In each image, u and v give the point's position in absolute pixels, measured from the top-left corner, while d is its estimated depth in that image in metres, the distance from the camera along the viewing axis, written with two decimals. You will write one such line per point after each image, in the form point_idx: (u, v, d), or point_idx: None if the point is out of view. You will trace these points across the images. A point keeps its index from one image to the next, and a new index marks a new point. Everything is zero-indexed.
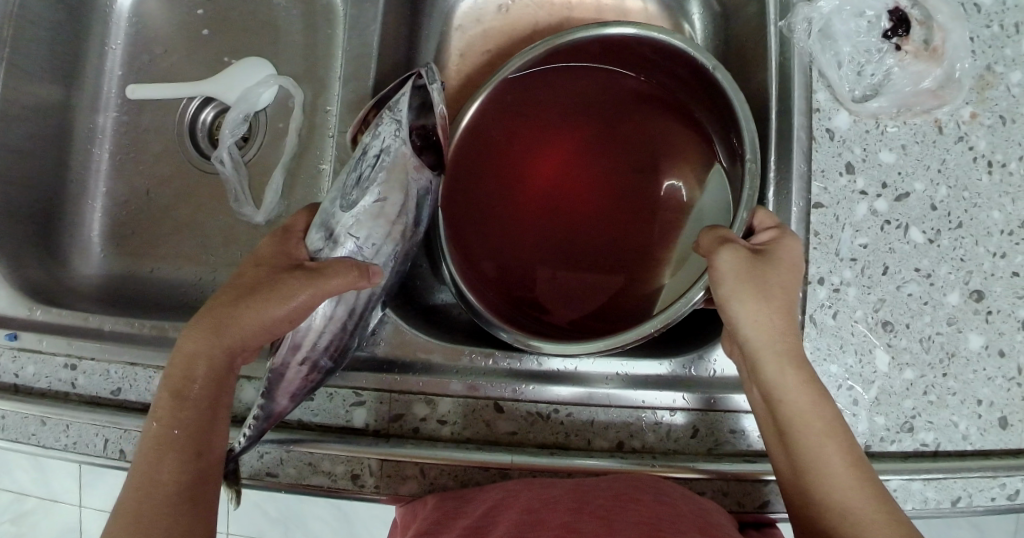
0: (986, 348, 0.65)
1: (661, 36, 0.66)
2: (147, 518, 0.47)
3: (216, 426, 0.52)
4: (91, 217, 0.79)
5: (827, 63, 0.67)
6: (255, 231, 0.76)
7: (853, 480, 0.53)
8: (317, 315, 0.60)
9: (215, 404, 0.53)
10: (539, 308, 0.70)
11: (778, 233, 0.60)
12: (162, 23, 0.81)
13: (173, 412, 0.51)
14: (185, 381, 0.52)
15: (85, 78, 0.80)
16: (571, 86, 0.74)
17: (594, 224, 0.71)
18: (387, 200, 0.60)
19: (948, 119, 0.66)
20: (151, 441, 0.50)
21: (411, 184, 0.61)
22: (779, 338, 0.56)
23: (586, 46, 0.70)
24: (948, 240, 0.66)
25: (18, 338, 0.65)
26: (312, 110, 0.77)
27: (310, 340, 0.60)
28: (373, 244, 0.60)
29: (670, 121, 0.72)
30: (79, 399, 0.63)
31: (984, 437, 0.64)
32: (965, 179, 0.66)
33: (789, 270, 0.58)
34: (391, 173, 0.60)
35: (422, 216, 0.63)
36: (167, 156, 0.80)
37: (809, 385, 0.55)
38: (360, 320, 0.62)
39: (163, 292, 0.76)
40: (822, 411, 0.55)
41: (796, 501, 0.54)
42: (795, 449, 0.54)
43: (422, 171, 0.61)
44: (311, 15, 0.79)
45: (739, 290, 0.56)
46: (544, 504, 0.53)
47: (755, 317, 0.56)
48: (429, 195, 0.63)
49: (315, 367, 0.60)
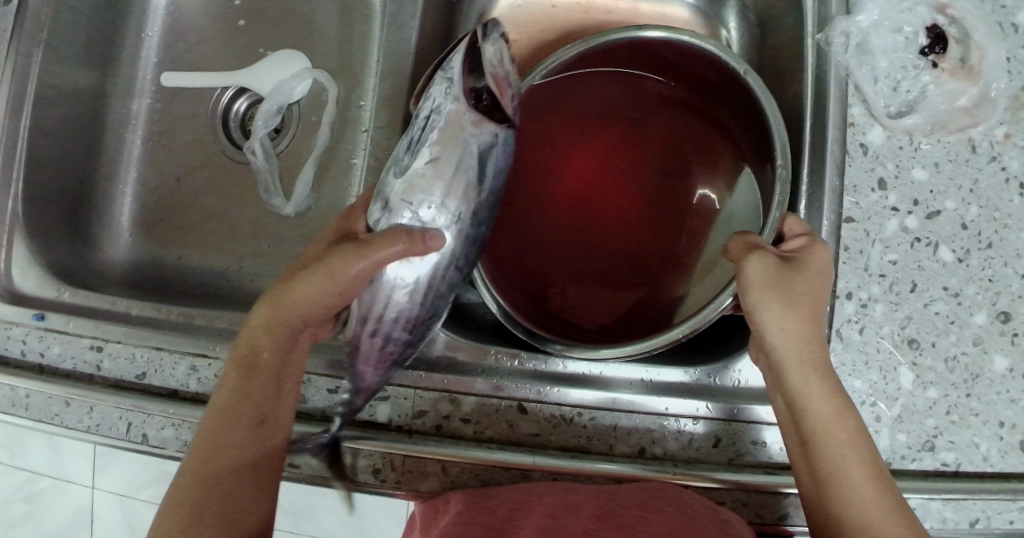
0: (1011, 371, 0.65)
1: (692, 39, 0.65)
2: (213, 476, 0.51)
3: (280, 396, 0.56)
4: (120, 201, 0.80)
5: (863, 78, 0.67)
6: (283, 222, 0.76)
7: (874, 493, 0.53)
8: (383, 287, 0.58)
9: (281, 376, 0.56)
10: (565, 310, 0.70)
11: (808, 241, 0.59)
12: (198, 10, 0.82)
13: (241, 380, 0.55)
14: (253, 351, 0.56)
15: (119, 62, 0.80)
16: (600, 89, 0.74)
17: (622, 228, 0.72)
18: (441, 161, 0.52)
19: (982, 138, 0.66)
20: (220, 405, 0.54)
21: (469, 142, 0.52)
22: (805, 347, 0.56)
23: (616, 50, 0.70)
24: (977, 260, 0.65)
25: (45, 319, 0.65)
26: (344, 104, 0.78)
27: (377, 312, 0.58)
28: (429, 210, 0.54)
29: (698, 128, 0.73)
30: (104, 381, 0.63)
31: (1005, 460, 0.64)
32: (997, 200, 0.66)
33: (818, 279, 0.58)
34: (445, 132, 0.52)
35: (492, 174, 0.55)
36: (198, 143, 0.80)
37: (833, 395, 0.55)
38: (432, 293, 0.58)
39: (187, 278, 0.76)
40: (845, 421, 0.54)
41: (815, 512, 0.54)
42: (816, 459, 0.54)
43: (481, 125, 0.52)
44: (346, 9, 0.79)
45: (767, 297, 0.56)
46: (566, 510, 0.54)
47: (782, 325, 0.56)
48: (497, 148, 0.54)
49: (387, 338, 0.59)
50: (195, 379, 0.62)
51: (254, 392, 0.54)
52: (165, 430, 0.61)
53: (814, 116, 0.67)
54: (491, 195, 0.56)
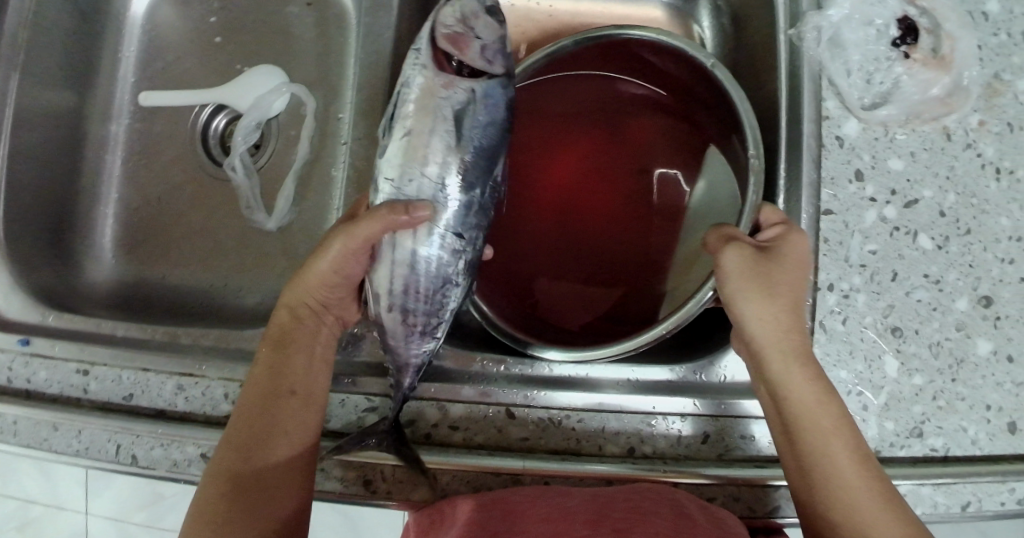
0: (995, 354, 0.65)
1: (663, 37, 0.66)
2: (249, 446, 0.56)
3: (311, 368, 0.59)
4: (102, 221, 0.79)
5: (837, 72, 0.68)
6: (266, 237, 0.77)
7: (860, 476, 0.53)
8: (388, 265, 0.58)
9: (312, 351, 0.60)
10: (551, 313, 0.71)
11: (785, 229, 0.60)
12: (174, 29, 0.82)
13: (273, 355, 0.59)
14: (285, 328, 0.61)
15: (97, 83, 0.80)
16: (578, 92, 0.74)
17: (604, 229, 0.72)
18: (417, 128, 0.54)
19: (956, 126, 0.67)
20: (258, 379, 0.58)
21: (442, 105, 0.54)
22: (785, 335, 0.56)
23: (588, 53, 0.70)
24: (957, 246, 0.66)
25: (30, 344, 0.64)
26: (323, 117, 0.78)
27: (387, 289, 0.59)
28: (411, 180, 0.55)
29: (675, 127, 0.73)
30: (92, 404, 0.63)
31: (993, 442, 0.64)
32: (973, 187, 0.66)
33: (794, 267, 0.58)
34: (417, 101, 0.54)
35: (474, 134, 0.55)
36: (178, 162, 0.80)
37: (815, 381, 0.56)
38: (437, 261, 0.58)
39: (174, 297, 0.76)
40: (829, 406, 0.55)
41: (804, 499, 0.55)
42: (801, 447, 0.55)
43: (452, 87, 0.55)
44: (323, 24, 0.80)
45: (744, 288, 0.57)
46: (562, 515, 0.54)
47: (761, 315, 0.56)
48: (473, 105, 0.55)
49: (404, 311, 0.59)
50: (184, 398, 0.62)
51: (285, 399, 0.57)
52: (154, 450, 0.60)
53: (790, 110, 0.68)
54: (481, 156, 0.56)
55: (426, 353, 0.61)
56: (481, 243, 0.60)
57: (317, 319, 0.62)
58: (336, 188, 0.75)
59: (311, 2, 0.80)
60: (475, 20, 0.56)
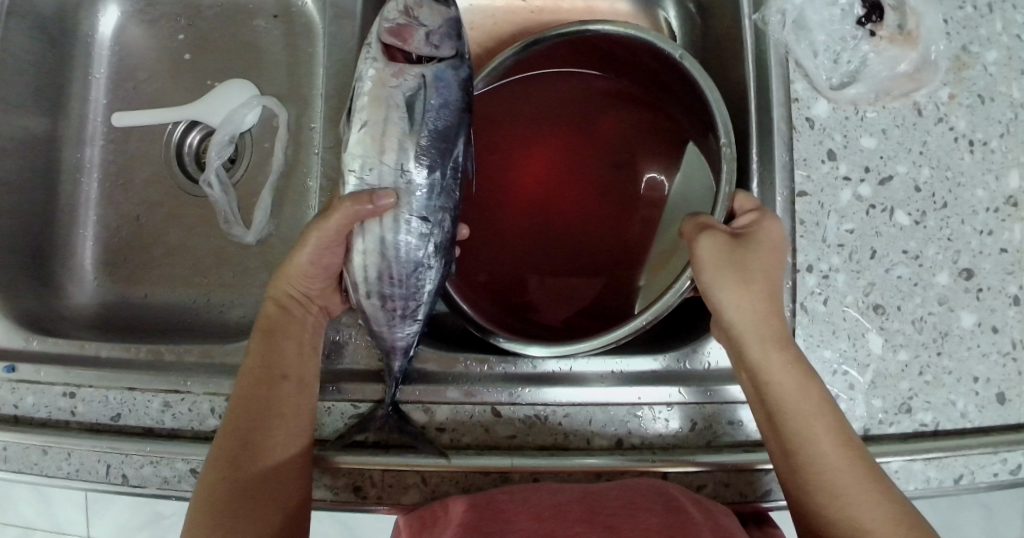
0: (979, 326, 0.65)
1: (630, 32, 0.66)
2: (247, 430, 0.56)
3: (302, 357, 0.61)
4: (83, 244, 0.79)
5: (803, 53, 0.68)
6: (246, 251, 0.77)
7: (845, 460, 0.53)
8: (360, 256, 0.62)
9: (301, 340, 0.62)
10: (533, 311, 0.71)
11: (759, 216, 0.60)
12: (145, 49, 0.82)
13: (262, 345, 0.61)
14: (273, 318, 0.62)
15: (70, 107, 0.80)
16: (551, 89, 0.74)
17: (582, 225, 0.72)
18: (373, 117, 0.59)
19: (927, 101, 0.67)
20: (251, 368, 0.60)
21: (394, 92, 0.59)
22: (762, 321, 0.57)
23: (558, 49, 0.70)
24: (934, 221, 0.66)
25: (15, 369, 0.65)
26: (297, 128, 0.79)
27: (362, 278, 0.62)
28: (372, 167, 0.59)
29: (648, 118, 0.73)
30: (79, 426, 0.63)
31: (982, 414, 0.64)
32: (948, 159, 0.67)
33: (769, 252, 0.58)
34: (371, 92, 0.59)
35: (428, 116, 0.60)
36: (156, 181, 0.81)
37: (794, 365, 0.56)
38: (406, 246, 0.62)
39: (160, 316, 0.77)
40: (810, 390, 0.55)
41: (790, 484, 0.55)
42: (785, 432, 0.55)
43: (402, 75, 0.60)
44: (291, 36, 0.81)
45: (720, 275, 0.57)
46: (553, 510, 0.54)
47: (737, 301, 0.57)
48: (424, 89, 0.60)
49: (381, 296, 0.62)
50: (170, 415, 0.62)
51: (280, 404, 0.58)
52: (143, 469, 0.61)
53: (758, 94, 0.68)
54: (436, 137, 0.61)
55: (410, 337, 0.63)
56: (450, 225, 0.64)
57: (298, 327, 0.62)
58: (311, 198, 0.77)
59: (278, 15, 0.81)
60: (417, 12, 0.62)
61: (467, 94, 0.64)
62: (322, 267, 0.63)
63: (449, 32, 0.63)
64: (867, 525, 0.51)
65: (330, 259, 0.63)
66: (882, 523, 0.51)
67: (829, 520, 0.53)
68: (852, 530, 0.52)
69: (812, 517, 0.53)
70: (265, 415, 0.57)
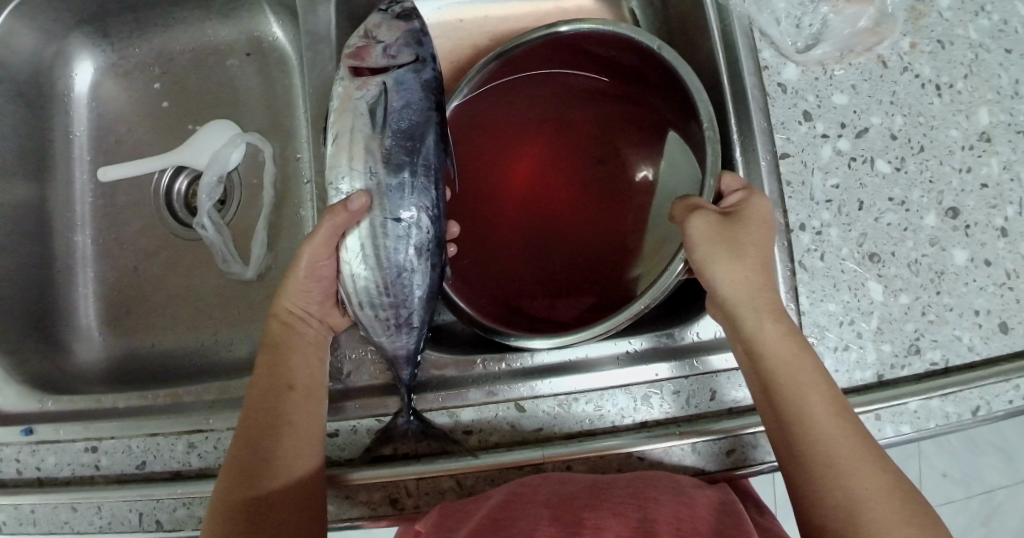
0: (972, 261, 0.67)
1: (606, 28, 0.68)
2: (253, 440, 0.56)
3: (311, 371, 0.61)
4: (84, 301, 0.79)
5: (766, 22, 0.70)
6: (248, 286, 0.78)
7: (837, 429, 0.53)
8: (348, 267, 0.63)
9: (306, 354, 0.62)
10: (541, 308, 0.72)
11: (747, 195, 0.62)
12: (123, 103, 0.83)
13: (269, 358, 0.62)
14: (279, 339, 0.63)
15: (55, 168, 0.81)
16: (532, 89, 0.76)
17: (577, 219, 0.74)
18: (342, 129, 0.62)
19: (889, 52, 0.70)
20: (263, 380, 0.60)
21: (358, 102, 0.63)
22: (756, 293, 0.58)
23: (536, 51, 0.72)
24: (914, 165, 0.68)
25: (34, 432, 0.64)
26: (283, 160, 0.80)
27: (353, 288, 0.63)
28: (347, 176, 0.62)
29: (625, 110, 0.75)
30: (105, 480, 0.63)
31: (989, 345, 0.66)
32: (918, 105, 0.69)
33: (761, 228, 0.60)
34: (338, 107, 0.63)
35: (391, 119, 0.63)
36: (149, 230, 0.81)
37: (789, 338, 0.57)
38: (389, 250, 0.63)
39: (170, 362, 0.77)
40: (803, 359, 0.56)
41: (784, 458, 0.54)
42: (781, 404, 0.55)
43: (365, 87, 0.64)
44: (266, 71, 0.82)
45: (714, 251, 0.59)
46: (562, 499, 0.54)
47: (731, 276, 0.58)
48: (386, 95, 0.64)
49: (372, 303, 0.63)
50: (196, 455, 0.62)
51: (288, 413, 0.58)
52: (177, 512, 0.60)
53: (728, 66, 0.70)
54: (401, 137, 0.63)
55: (407, 340, 0.64)
56: (430, 224, 0.65)
57: (313, 351, 0.63)
58: (306, 225, 0.78)
59: (251, 52, 0.82)
60: (376, 31, 0.66)
61: (433, 94, 0.66)
62: (318, 283, 0.64)
63: (407, 40, 0.66)
64: (860, 495, 0.50)
65: (326, 274, 0.65)
66: (875, 493, 0.50)
67: (822, 492, 0.51)
68: (845, 500, 0.51)
69: (806, 491, 0.53)
70: (274, 425, 0.57)
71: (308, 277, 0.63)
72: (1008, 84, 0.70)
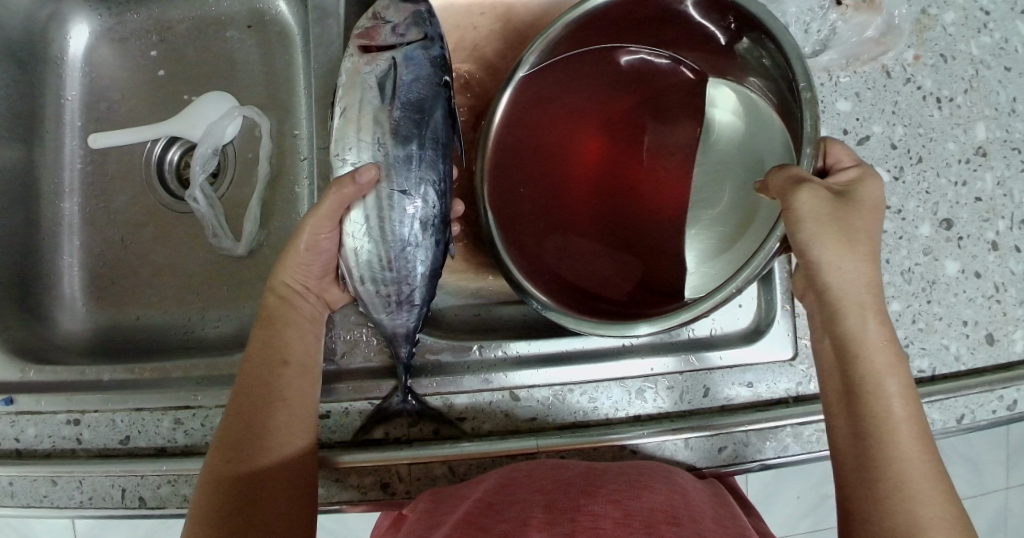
0: (964, 272, 0.68)
1: None
2: (252, 416, 0.55)
3: (306, 345, 0.61)
4: (69, 271, 0.77)
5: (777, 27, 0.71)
6: (239, 263, 0.76)
7: (913, 450, 0.51)
8: (348, 239, 0.63)
9: (299, 330, 0.61)
10: (603, 293, 0.68)
11: (859, 175, 0.58)
12: (117, 69, 0.81)
13: (263, 333, 0.60)
14: (271, 317, 0.61)
15: (42, 134, 0.78)
16: (585, 63, 0.70)
17: (642, 195, 0.70)
18: (349, 101, 0.62)
19: (893, 63, 0.70)
20: (257, 353, 0.59)
21: (367, 77, 0.62)
22: (864, 288, 0.54)
23: (600, 20, 0.65)
24: (911, 175, 0.69)
25: (13, 402, 0.62)
26: (279, 135, 0.78)
27: (352, 262, 0.63)
28: (353, 149, 0.62)
29: (682, 87, 0.70)
30: (87, 453, 0.61)
31: (975, 355, 0.67)
32: (918, 116, 0.70)
33: (869, 212, 0.56)
34: (347, 81, 0.63)
35: (400, 92, 0.63)
36: (138, 200, 0.79)
37: (887, 346, 0.54)
38: (389, 225, 0.62)
39: (155, 337, 0.75)
40: (899, 375, 0.53)
41: (849, 469, 0.53)
42: (860, 413, 0.53)
43: (374, 62, 0.63)
44: (265, 45, 0.80)
45: (821, 229, 0.54)
46: (557, 484, 0.54)
47: (838, 263, 0.54)
48: (396, 69, 0.63)
49: (375, 278, 0.63)
50: (183, 432, 0.62)
51: (285, 388, 0.57)
52: (161, 489, 0.59)
53: None
54: (409, 110, 0.63)
55: (407, 316, 0.63)
56: (437, 199, 0.64)
57: (309, 329, 0.62)
58: (302, 203, 0.76)
59: (251, 25, 0.80)
60: (387, 10, 0.65)
61: (443, 70, 0.65)
62: (316, 261, 0.63)
63: (416, 20, 0.65)
64: (922, 519, 0.49)
65: (325, 253, 0.63)
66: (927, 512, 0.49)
67: (880, 508, 0.50)
68: (904, 522, 0.49)
69: (862, 503, 0.51)
70: (269, 400, 0.56)
71: (309, 252, 0.62)
72: (1006, 101, 0.71)
